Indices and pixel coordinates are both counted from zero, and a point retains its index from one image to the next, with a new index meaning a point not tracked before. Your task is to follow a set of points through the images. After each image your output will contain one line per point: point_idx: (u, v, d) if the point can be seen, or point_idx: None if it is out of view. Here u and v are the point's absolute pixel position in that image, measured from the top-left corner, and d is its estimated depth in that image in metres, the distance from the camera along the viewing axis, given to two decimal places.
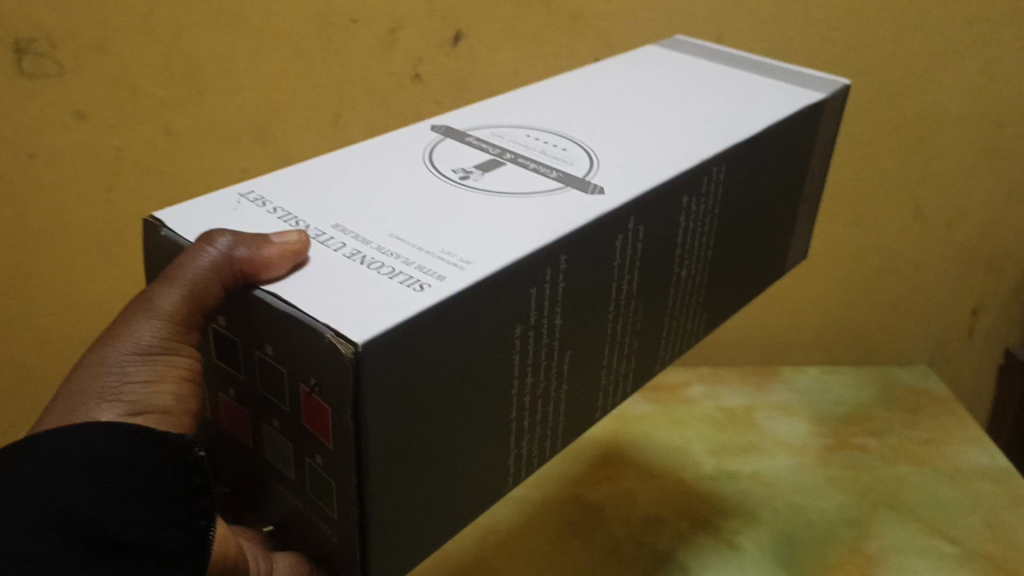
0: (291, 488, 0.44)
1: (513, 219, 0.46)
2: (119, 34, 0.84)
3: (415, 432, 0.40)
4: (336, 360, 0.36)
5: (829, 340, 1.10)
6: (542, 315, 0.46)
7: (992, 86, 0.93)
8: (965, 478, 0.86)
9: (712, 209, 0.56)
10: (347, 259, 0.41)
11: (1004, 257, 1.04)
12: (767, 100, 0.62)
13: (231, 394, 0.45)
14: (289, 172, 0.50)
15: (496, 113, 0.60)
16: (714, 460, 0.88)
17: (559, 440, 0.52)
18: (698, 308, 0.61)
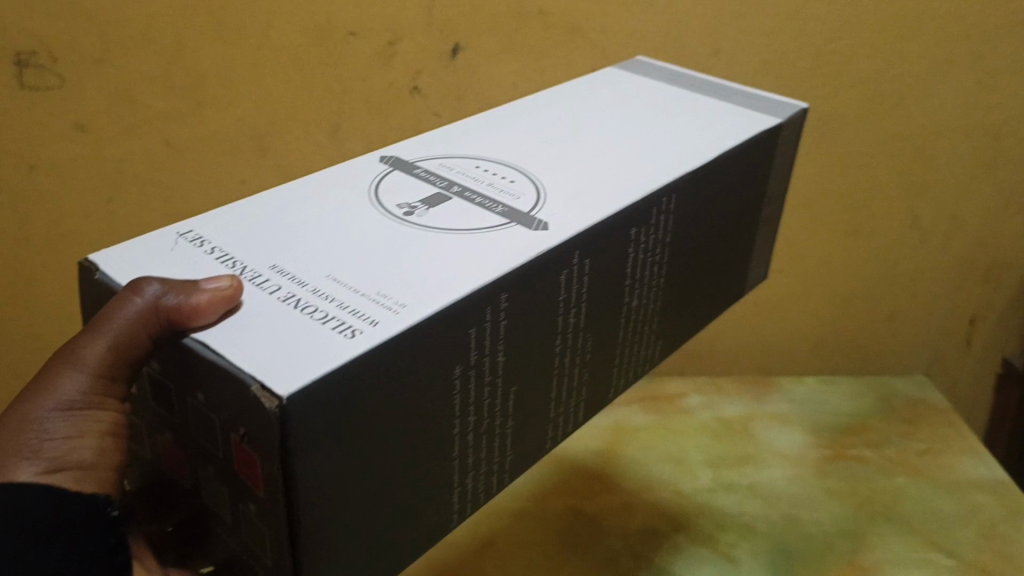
0: (228, 531, 0.40)
1: (454, 260, 0.42)
2: (118, 45, 0.82)
3: (349, 484, 0.37)
4: (262, 414, 0.33)
5: (827, 349, 1.04)
6: (484, 354, 0.42)
7: (1003, 89, 0.87)
8: (963, 491, 0.83)
9: (663, 240, 0.53)
10: (282, 303, 0.38)
11: (1006, 266, 0.97)
12: (721, 125, 0.59)
13: (168, 438, 0.41)
14: (228, 209, 0.46)
15: (447, 143, 0.56)
16: (712, 472, 0.85)
17: (507, 474, 0.49)
18: (653, 334, 0.57)
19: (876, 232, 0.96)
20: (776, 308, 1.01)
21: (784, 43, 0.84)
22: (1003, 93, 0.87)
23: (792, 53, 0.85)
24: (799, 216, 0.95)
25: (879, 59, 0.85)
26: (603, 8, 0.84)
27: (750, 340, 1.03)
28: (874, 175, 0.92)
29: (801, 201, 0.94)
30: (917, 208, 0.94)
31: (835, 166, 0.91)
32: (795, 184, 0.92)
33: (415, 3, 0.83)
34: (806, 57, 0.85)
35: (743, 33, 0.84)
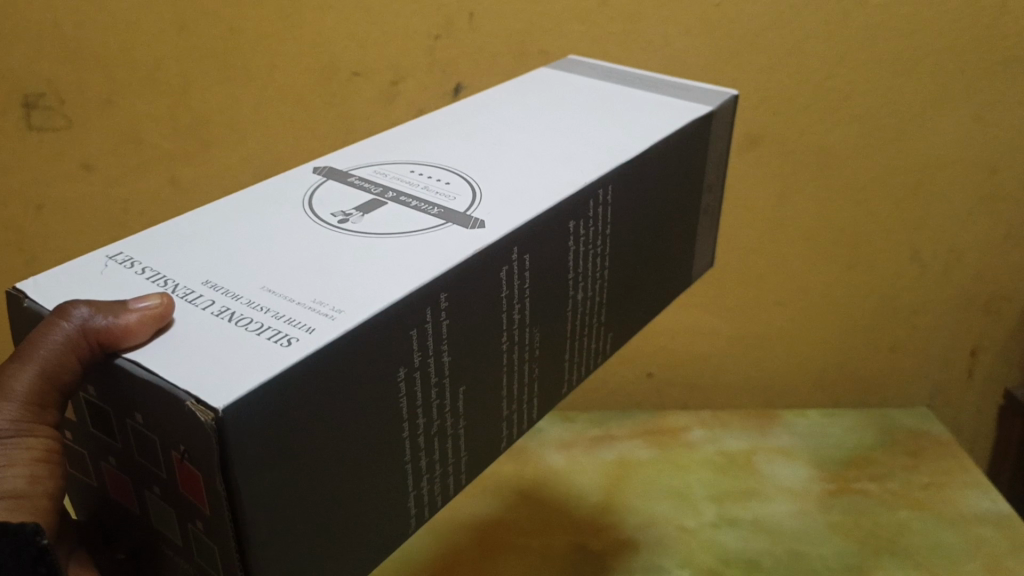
0: (180, 553, 0.38)
1: (390, 263, 0.40)
2: (125, 87, 0.84)
3: (296, 492, 0.35)
4: (198, 429, 0.32)
5: (828, 380, 1.05)
6: (428, 355, 0.40)
7: (998, 124, 0.88)
8: (967, 525, 0.83)
9: (603, 232, 0.52)
10: (215, 318, 0.36)
11: (1005, 298, 0.98)
12: (653, 117, 0.57)
13: (112, 462, 0.39)
14: (155, 229, 0.43)
15: (380, 150, 0.54)
16: (716, 507, 0.85)
17: (463, 474, 0.47)
18: (600, 327, 0.56)
19: (875, 265, 0.96)
20: (776, 341, 1.01)
21: (782, 81, 0.85)
22: (998, 128, 0.88)
23: (790, 91, 0.86)
24: (799, 250, 0.95)
25: (875, 96, 0.86)
26: (603, 48, 0.85)
27: (752, 372, 1.04)
28: (872, 209, 0.93)
29: (800, 235, 0.94)
30: (916, 240, 0.95)
31: (834, 200, 0.92)
32: (794, 219, 0.93)
33: (417, 44, 0.84)
34: (803, 94, 0.86)
35: (742, 72, 0.85)
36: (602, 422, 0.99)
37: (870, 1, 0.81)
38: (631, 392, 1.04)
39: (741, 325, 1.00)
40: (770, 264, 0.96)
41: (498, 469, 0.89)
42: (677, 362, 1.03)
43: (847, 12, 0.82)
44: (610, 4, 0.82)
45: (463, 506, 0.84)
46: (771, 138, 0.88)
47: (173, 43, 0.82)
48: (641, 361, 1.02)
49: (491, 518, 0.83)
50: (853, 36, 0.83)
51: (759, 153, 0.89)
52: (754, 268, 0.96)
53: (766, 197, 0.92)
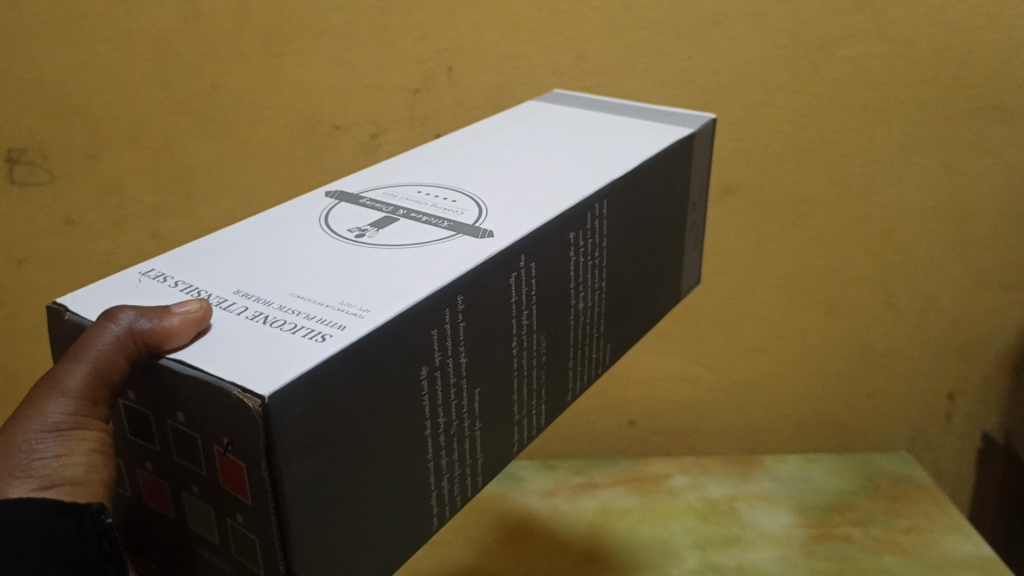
0: (217, 554, 0.38)
1: (410, 269, 0.41)
2: (109, 142, 0.85)
3: (331, 485, 0.35)
4: (244, 417, 0.32)
5: (809, 427, 1.05)
6: (448, 354, 0.41)
7: (966, 172, 0.90)
8: (950, 569, 0.83)
9: (601, 245, 0.52)
10: (251, 321, 0.36)
11: (981, 343, 0.99)
12: (638, 140, 0.59)
13: (149, 468, 0.39)
14: (183, 248, 0.44)
15: (383, 176, 0.55)
16: (699, 554, 0.84)
17: (480, 477, 0.47)
18: (599, 338, 0.56)
19: (853, 312, 0.98)
20: (758, 388, 1.02)
21: (755, 132, 0.87)
22: (967, 177, 0.90)
23: (763, 141, 0.88)
24: (777, 298, 0.96)
25: (846, 145, 0.88)
26: None
27: (734, 420, 1.04)
28: (848, 256, 0.94)
29: (778, 282, 0.95)
30: (892, 286, 0.96)
31: (811, 247, 0.94)
32: (771, 267, 0.94)
33: (397, 99, 0.84)
34: (777, 144, 0.88)
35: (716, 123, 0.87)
36: (585, 470, 0.99)
37: (837, 54, 0.84)
38: (614, 441, 1.04)
39: (722, 372, 1.01)
40: (749, 312, 0.97)
41: (478, 519, 0.89)
42: (660, 410, 1.03)
43: (816, 66, 0.84)
44: (587, 58, 0.84)
45: (441, 557, 0.84)
46: (747, 188, 0.90)
47: (157, 98, 0.83)
48: (623, 410, 1.02)
49: (469, 569, 0.82)
50: (823, 88, 0.85)
51: (734, 202, 0.91)
52: (734, 316, 0.97)
53: (743, 246, 0.93)
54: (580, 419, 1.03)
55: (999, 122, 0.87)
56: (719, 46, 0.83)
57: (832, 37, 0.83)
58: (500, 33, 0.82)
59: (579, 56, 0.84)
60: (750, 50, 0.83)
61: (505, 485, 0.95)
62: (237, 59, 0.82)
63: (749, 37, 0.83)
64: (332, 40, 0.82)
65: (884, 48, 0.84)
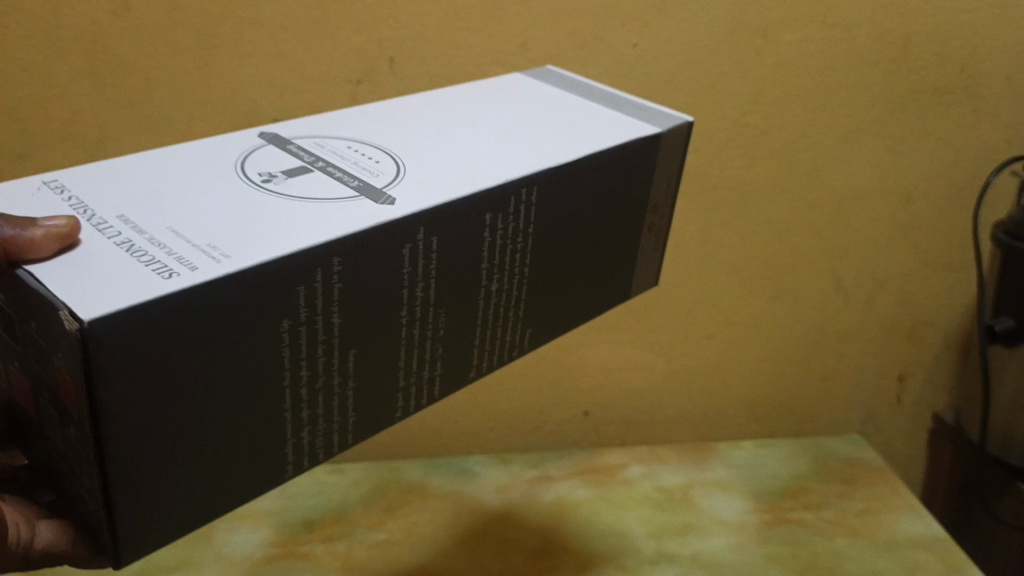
0: (60, 457, 0.40)
1: (289, 222, 0.40)
2: (38, 142, 0.80)
3: (159, 410, 0.37)
4: (66, 336, 0.33)
5: (762, 412, 1.06)
6: (317, 313, 0.41)
7: (906, 156, 0.91)
8: (901, 549, 0.84)
9: (522, 229, 0.50)
10: (115, 247, 0.37)
11: (927, 324, 1.01)
12: (596, 131, 0.55)
13: (16, 369, 0.40)
14: (92, 163, 0.44)
15: (327, 125, 0.53)
16: (655, 543, 0.84)
17: (351, 436, 0.47)
18: (517, 321, 0.55)
19: (802, 297, 0.98)
20: (711, 375, 1.02)
21: (704, 119, 0.86)
22: (909, 160, 0.92)
23: (710, 128, 0.87)
24: (727, 285, 0.96)
25: (791, 131, 0.88)
26: None
27: (688, 408, 1.04)
28: (796, 241, 0.94)
29: (729, 270, 0.95)
30: (839, 270, 0.97)
31: (759, 233, 0.93)
32: (721, 254, 0.94)
33: (338, 92, 0.82)
34: (723, 130, 0.87)
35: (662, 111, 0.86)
36: (538, 462, 0.97)
37: (781, 40, 0.84)
38: (568, 433, 1.02)
39: (674, 360, 1.00)
40: (701, 300, 0.97)
41: (432, 517, 0.87)
42: (614, 401, 1.01)
43: (760, 52, 0.84)
44: (530, 47, 0.83)
45: (397, 559, 0.81)
46: (697, 175, 0.89)
47: (86, 93, 0.78)
48: (577, 401, 1.00)
49: (423, 567, 0.80)
50: (767, 74, 0.85)
51: (685, 190, 0.90)
52: (686, 304, 0.96)
53: (693, 234, 0.92)
54: (536, 411, 0.99)
55: (939, 106, 0.89)
56: (663, 33, 0.82)
57: (775, 22, 0.83)
58: (440, 23, 0.81)
59: (521, 45, 0.82)
60: (695, 36, 0.83)
61: (458, 480, 0.93)
62: (168, 53, 0.78)
63: (692, 23, 0.82)
64: (267, 31, 0.78)
65: (826, 32, 0.84)
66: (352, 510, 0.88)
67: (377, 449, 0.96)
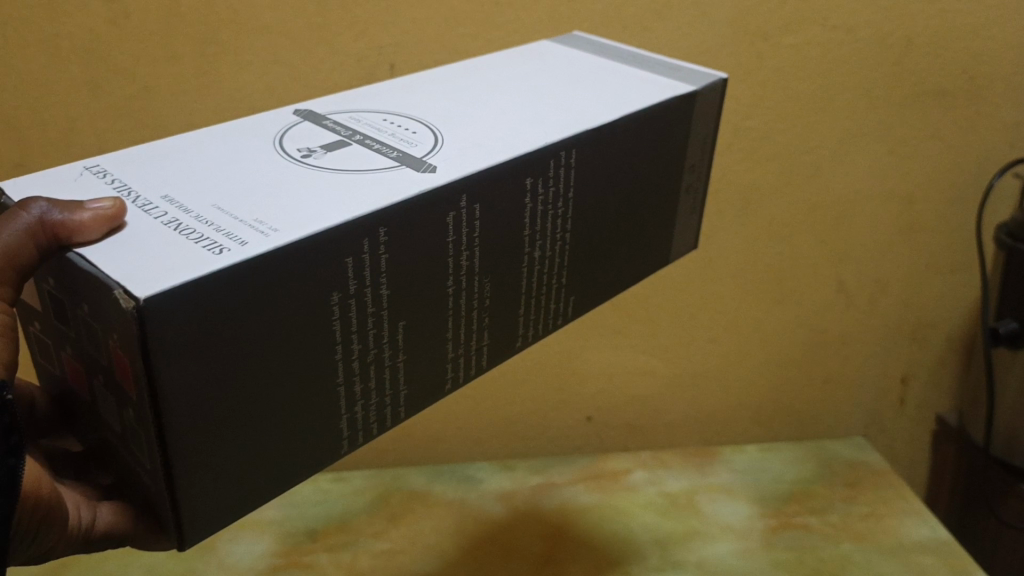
0: (117, 439, 0.39)
1: (333, 194, 0.40)
2: (37, 151, 0.79)
3: (217, 388, 0.36)
4: (123, 317, 0.33)
5: (765, 416, 1.05)
6: (366, 284, 0.41)
7: (907, 158, 0.91)
8: (906, 553, 0.84)
9: (563, 194, 0.50)
10: (163, 226, 0.36)
11: (930, 326, 1.01)
12: (632, 92, 0.55)
13: (69, 352, 0.40)
14: (134, 148, 0.44)
15: (361, 99, 0.53)
16: (660, 550, 0.84)
17: (403, 408, 0.47)
18: (561, 288, 0.54)
19: (804, 299, 0.98)
20: (714, 378, 1.02)
21: None
22: (910, 161, 0.91)
23: None
24: (730, 288, 0.96)
25: (793, 134, 0.88)
26: None
27: (691, 412, 1.03)
28: (798, 244, 0.94)
29: (731, 273, 0.95)
30: (841, 273, 0.97)
31: (762, 236, 0.93)
32: (723, 258, 0.94)
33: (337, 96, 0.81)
34: (724, 134, 0.87)
35: None
36: (542, 468, 0.97)
37: (781, 42, 0.83)
38: (570, 438, 1.01)
39: (677, 364, 0.99)
40: (704, 304, 0.96)
41: (435, 525, 0.87)
42: (617, 405, 1.00)
43: (760, 54, 0.84)
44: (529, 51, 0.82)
45: (401, 566, 0.81)
46: None
47: (85, 102, 0.78)
48: (580, 406, 0.99)
49: None
50: (767, 77, 0.85)
51: None
52: (688, 308, 0.96)
53: None
54: (538, 416, 0.99)
55: (939, 108, 0.89)
56: (663, 37, 0.82)
57: (775, 25, 0.83)
58: (440, 28, 0.80)
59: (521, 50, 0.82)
60: (696, 40, 0.82)
61: (462, 486, 0.93)
62: (167, 60, 0.77)
63: (692, 27, 0.82)
64: (265, 37, 0.77)
65: (827, 34, 0.84)
66: (356, 518, 0.87)
67: (380, 457, 0.96)
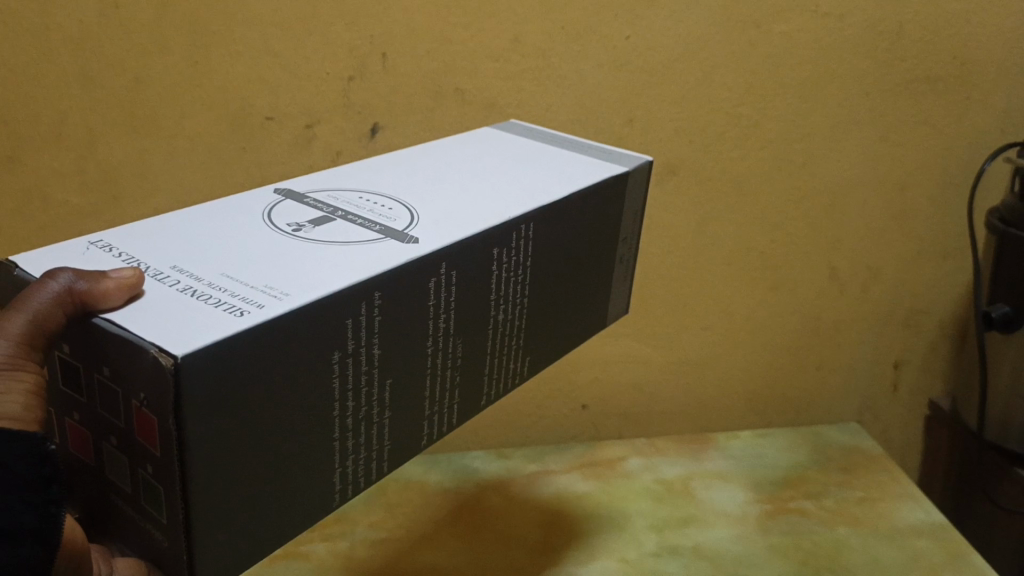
0: (128, 502, 0.39)
1: (333, 262, 0.42)
2: (28, 143, 0.78)
3: (232, 445, 0.37)
4: (156, 375, 0.34)
5: (760, 404, 1.05)
6: (362, 343, 0.42)
7: (898, 143, 0.92)
8: (903, 537, 0.85)
9: (523, 262, 0.52)
10: (178, 294, 0.37)
11: (921, 312, 1.02)
12: (575, 170, 0.58)
13: (75, 418, 0.40)
14: (130, 224, 0.44)
15: (327, 178, 0.54)
16: (657, 536, 0.84)
17: (384, 464, 0.48)
18: (517, 351, 0.56)
19: (799, 285, 0.98)
20: (709, 366, 1.02)
21: (697, 109, 0.86)
22: (902, 146, 0.92)
23: (704, 119, 0.87)
24: (725, 276, 0.96)
25: (785, 120, 0.89)
26: (519, 85, 0.84)
27: (685, 399, 1.03)
28: (791, 229, 0.94)
29: (725, 259, 0.95)
30: (835, 259, 0.97)
31: (756, 221, 0.93)
32: (717, 244, 0.94)
33: (330, 88, 0.81)
34: (718, 121, 0.87)
35: (655, 103, 0.85)
36: (538, 457, 0.97)
37: (772, 30, 0.84)
38: (566, 427, 1.01)
39: (672, 352, 0.99)
40: (698, 291, 0.96)
41: (434, 515, 0.86)
42: (611, 394, 1.01)
43: (750, 42, 0.84)
44: (523, 41, 0.82)
45: (400, 553, 0.81)
46: (692, 165, 0.89)
47: (77, 95, 0.77)
48: (575, 395, 0.99)
49: (421, 564, 0.80)
50: (758, 64, 0.85)
51: (680, 181, 0.89)
52: (682, 294, 0.96)
53: (688, 225, 0.92)
54: (533, 406, 0.99)
55: (929, 95, 0.90)
56: (655, 24, 0.82)
57: (766, 12, 0.83)
58: (432, 17, 0.80)
59: (514, 39, 0.82)
60: (688, 28, 0.83)
61: (457, 476, 0.93)
62: (159, 53, 0.76)
63: (684, 14, 0.82)
64: (258, 29, 0.77)
65: (816, 21, 0.85)
66: (353, 509, 0.87)
67: None
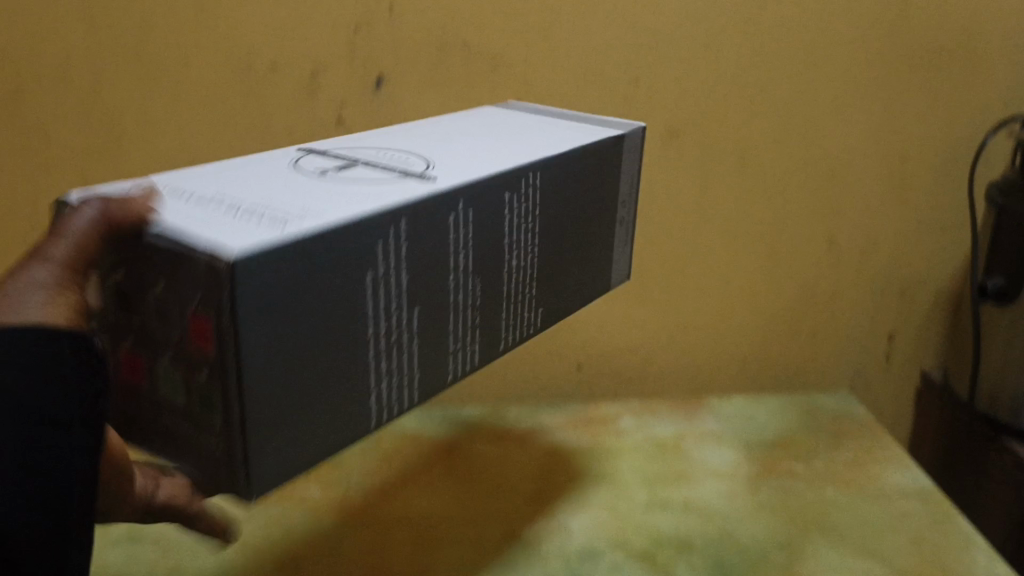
0: (180, 415, 0.43)
1: (365, 193, 0.45)
2: (35, 81, 0.80)
3: (276, 351, 0.40)
4: (213, 277, 0.37)
5: (753, 370, 1.06)
6: (393, 268, 0.45)
7: (900, 113, 0.92)
8: (889, 498, 0.86)
9: (534, 211, 0.53)
10: (228, 216, 0.41)
11: (917, 284, 1.02)
12: (571, 134, 0.59)
13: (128, 343, 0.44)
14: (174, 170, 0.47)
15: (341, 139, 0.55)
16: (647, 490, 0.85)
17: (415, 395, 0.50)
18: (530, 301, 0.57)
19: (795, 253, 0.99)
20: (703, 331, 1.02)
21: (699, 70, 0.87)
22: (903, 116, 0.92)
23: (705, 81, 0.87)
24: (721, 241, 0.97)
25: (788, 85, 0.89)
26: (524, 41, 0.83)
27: (678, 363, 1.04)
28: (789, 195, 0.95)
29: (721, 224, 0.96)
30: (832, 227, 0.98)
31: (754, 186, 0.94)
32: (715, 208, 0.94)
33: (335, 36, 0.81)
34: (720, 83, 0.87)
35: (658, 64, 0.86)
36: (534, 414, 0.98)
37: None
38: (560, 385, 1.02)
39: (666, 316, 1.00)
40: (694, 254, 0.97)
41: (427, 466, 0.87)
42: (604, 355, 1.02)
43: (753, 5, 0.85)
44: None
45: (393, 496, 0.82)
46: (693, 127, 0.89)
47: (83, 35, 0.79)
48: (569, 354, 1.01)
49: (413, 508, 0.81)
50: (761, 27, 0.86)
51: (680, 142, 0.90)
52: (678, 257, 0.97)
53: (686, 188, 0.93)
54: (527, 362, 1.00)
55: (933, 65, 0.90)
56: None
57: None
58: None
59: None
60: None
61: (451, 429, 0.94)
62: None
63: None
64: None
65: None
66: (347, 458, 0.88)
67: None
